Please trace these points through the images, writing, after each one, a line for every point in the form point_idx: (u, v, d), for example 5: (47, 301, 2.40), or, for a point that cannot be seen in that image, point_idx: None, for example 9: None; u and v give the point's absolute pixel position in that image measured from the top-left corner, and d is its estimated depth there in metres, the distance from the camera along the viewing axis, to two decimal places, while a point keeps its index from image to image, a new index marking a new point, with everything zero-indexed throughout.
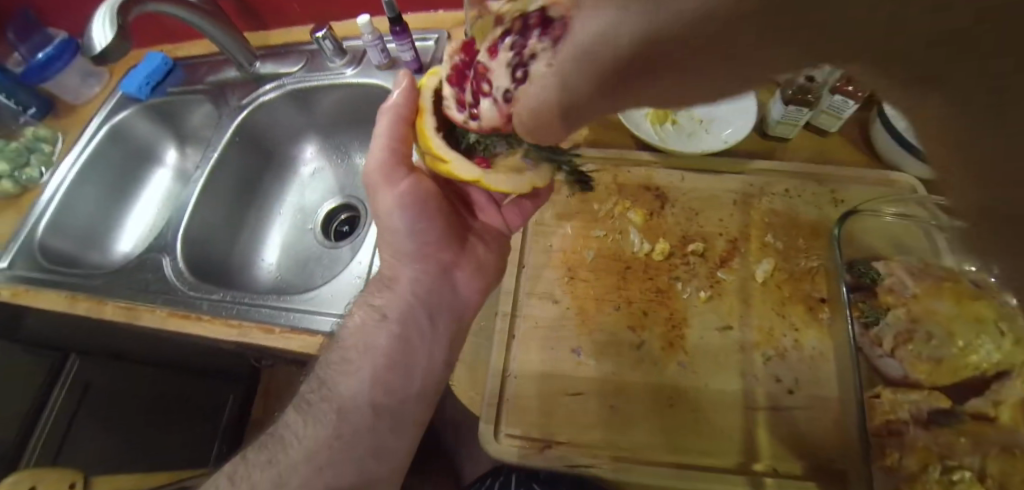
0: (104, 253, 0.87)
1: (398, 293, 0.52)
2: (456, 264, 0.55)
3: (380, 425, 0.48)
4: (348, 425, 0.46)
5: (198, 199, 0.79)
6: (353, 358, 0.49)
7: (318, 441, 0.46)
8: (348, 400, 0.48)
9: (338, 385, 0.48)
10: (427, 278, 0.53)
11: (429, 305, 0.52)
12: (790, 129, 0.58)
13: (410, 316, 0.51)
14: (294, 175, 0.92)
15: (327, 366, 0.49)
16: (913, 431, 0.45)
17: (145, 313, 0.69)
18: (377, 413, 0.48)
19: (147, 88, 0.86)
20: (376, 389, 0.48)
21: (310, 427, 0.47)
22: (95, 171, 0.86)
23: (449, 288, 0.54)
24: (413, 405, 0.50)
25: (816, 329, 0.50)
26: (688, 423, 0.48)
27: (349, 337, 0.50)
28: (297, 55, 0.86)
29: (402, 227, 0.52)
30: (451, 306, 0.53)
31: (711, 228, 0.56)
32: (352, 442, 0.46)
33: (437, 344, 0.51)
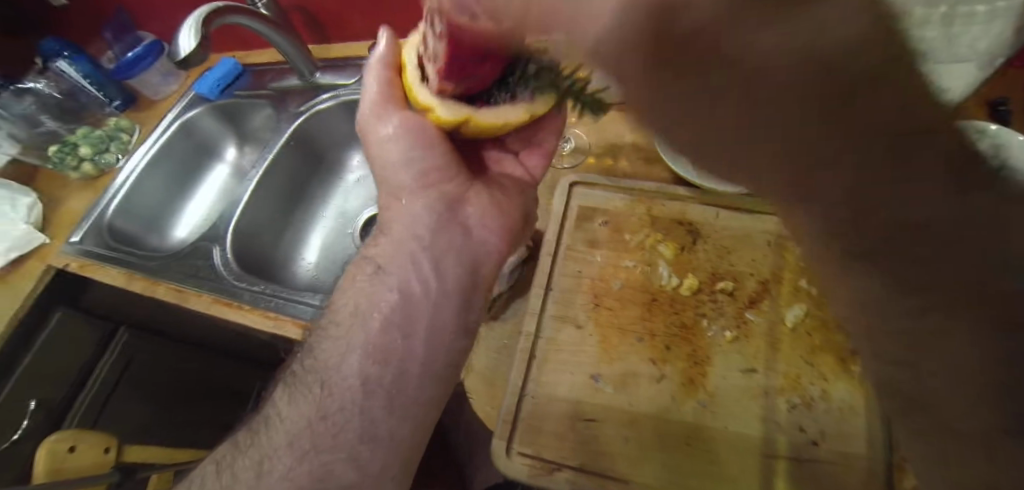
0: (163, 238, 0.93)
1: (395, 245, 0.52)
2: (466, 203, 0.54)
3: (367, 400, 0.46)
4: (334, 402, 0.46)
5: (252, 195, 0.86)
6: (342, 325, 0.50)
7: (305, 416, 0.47)
8: (335, 376, 0.47)
9: (327, 360, 0.48)
10: (429, 226, 0.52)
11: (426, 254, 0.51)
12: None
13: (403, 273, 0.51)
14: (340, 180, 0.96)
15: (319, 340, 0.50)
16: None
17: (194, 297, 0.74)
18: (366, 388, 0.46)
19: (217, 89, 0.93)
20: (364, 364, 0.47)
21: (298, 406, 0.48)
22: (164, 162, 0.94)
23: (456, 231, 0.52)
24: (413, 387, 0.48)
25: (847, 381, 0.49)
26: (702, 464, 0.47)
27: (343, 304, 0.51)
28: (354, 68, 0.91)
29: (405, 180, 0.53)
30: (456, 251, 0.52)
31: (743, 268, 0.55)
32: (335, 420, 0.46)
33: (428, 303, 0.50)
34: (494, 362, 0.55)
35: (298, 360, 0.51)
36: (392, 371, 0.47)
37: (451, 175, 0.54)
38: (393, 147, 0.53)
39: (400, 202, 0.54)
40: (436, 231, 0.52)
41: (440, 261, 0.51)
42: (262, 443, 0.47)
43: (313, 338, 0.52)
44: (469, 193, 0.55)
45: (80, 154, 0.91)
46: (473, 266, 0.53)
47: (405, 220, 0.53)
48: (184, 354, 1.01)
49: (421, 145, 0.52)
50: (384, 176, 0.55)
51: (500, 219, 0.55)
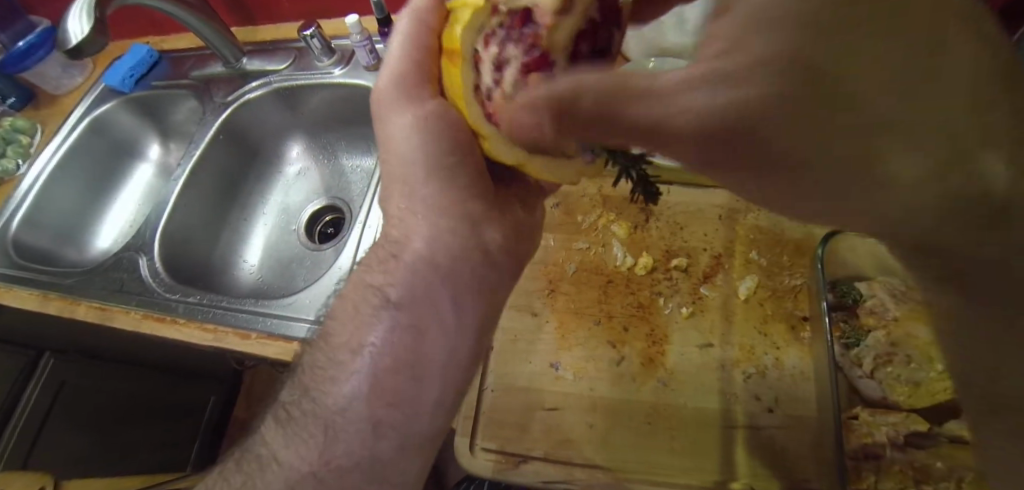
0: (82, 250, 0.84)
1: (405, 266, 0.44)
2: (486, 214, 0.46)
3: (376, 437, 0.39)
4: (341, 445, 0.39)
5: (180, 195, 0.78)
6: (344, 362, 0.41)
7: (300, 456, 0.39)
8: (337, 415, 0.40)
9: (326, 396, 0.41)
10: (449, 245, 0.44)
11: (444, 265, 0.44)
12: None
13: (417, 296, 0.43)
14: (279, 175, 0.90)
15: (318, 366, 0.43)
16: (891, 454, 0.42)
17: (119, 315, 0.67)
18: (377, 428, 0.39)
19: (130, 81, 0.85)
20: (372, 400, 0.40)
21: (294, 446, 0.40)
22: (74, 165, 0.84)
23: (474, 239, 0.45)
24: (425, 414, 0.41)
25: (797, 347, 0.50)
26: (668, 441, 0.47)
27: (342, 333, 0.43)
28: (286, 52, 0.84)
29: (420, 179, 0.45)
30: (473, 260, 0.45)
31: (696, 243, 0.55)
32: (337, 461, 0.39)
33: (437, 314, 0.43)
34: None
35: (292, 387, 0.44)
36: (408, 407, 0.40)
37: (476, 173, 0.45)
38: (406, 135, 0.44)
39: (411, 203, 0.46)
40: (450, 235, 0.44)
41: (456, 272, 0.44)
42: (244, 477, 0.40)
43: (310, 363, 0.44)
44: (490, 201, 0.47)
45: None
46: (489, 275, 0.46)
47: (417, 226, 0.45)
48: (124, 371, 0.93)
49: (445, 129, 0.42)
50: (399, 174, 0.46)
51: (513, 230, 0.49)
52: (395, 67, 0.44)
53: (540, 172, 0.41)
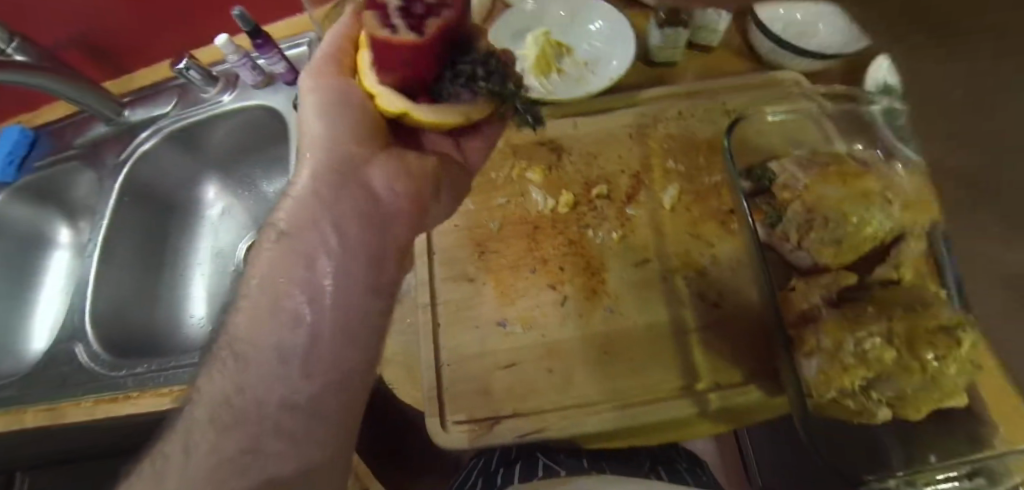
0: (18, 356, 0.80)
1: (299, 199, 0.43)
2: (368, 164, 0.43)
3: (285, 415, 0.39)
4: (253, 378, 0.39)
5: (99, 269, 0.75)
6: (252, 298, 0.41)
7: (210, 461, 0.36)
8: (253, 351, 0.40)
9: (239, 333, 0.40)
10: (333, 178, 0.43)
11: (332, 231, 0.43)
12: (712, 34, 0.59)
13: (312, 229, 0.42)
14: (201, 220, 0.86)
15: (218, 363, 0.40)
16: (826, 313, 0.42)
17: (71, 409, 0.64)
18: (282, 357, 0.39)
19: (12, 167, 0.80)
20: (280, 330, 0.40)
21: (208, 391, 0.39)
22: None
23: (360, 194, 0.43)
24: (338, 358, 0.40)
25: (730, 240, 0.52)
26: (626, 363, 0.48)
27: (254, 269, 0.42)
28: (167, 93, 0.80)
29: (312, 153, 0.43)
30: (363, 218, 0.43)
31: (613, 168, 0.56)
32: (251, 414, 0.38)
33: (335, 248, 0.42)
34: (404, 346, 0.53)
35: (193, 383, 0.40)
36: (323, 378, 0.40)
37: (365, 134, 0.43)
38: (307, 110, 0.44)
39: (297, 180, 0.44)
40: (334, 199, 0.43)
41: (344, 235, 0.43)
42: (162, 453, 0.38)
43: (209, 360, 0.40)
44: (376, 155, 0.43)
45: None
46: (383, 231, 0.44)
47: (303, 199, 0.43)
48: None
49: (339, 95, 0.42)
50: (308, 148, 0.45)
51: (412, 183, 0.44)
52: (315, 57, 0.44)
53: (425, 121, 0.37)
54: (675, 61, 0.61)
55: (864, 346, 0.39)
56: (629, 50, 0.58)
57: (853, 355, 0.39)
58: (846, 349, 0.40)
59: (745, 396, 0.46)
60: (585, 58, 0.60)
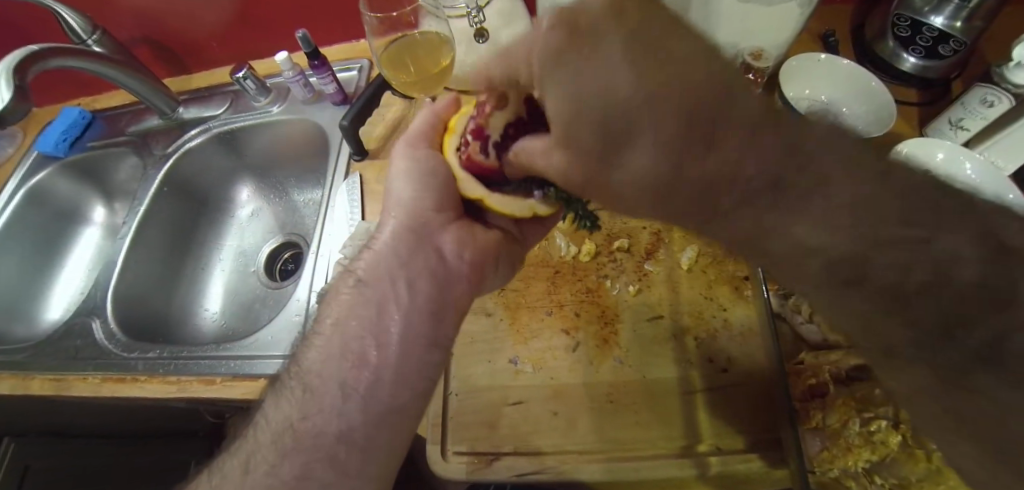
0: (31, 325, 0.81)
1: (376, 250, 0.45)
2: (442, 230, 0.46)
3: (340, 447, 0.37)
4: (313, 404, 0.38)
5: (130, 251, 0.77)
6: (322, 335, 0.42)
7: (271, 467, 0.37)
8: (314, 380, 0.39)
9: (307, 363, 0.41)
10: (407, 234, 0.45)
11: (404, 284, 0.42)
12: None
13: (382, 280, 0.43)
14: (232, 220, 0.90)
15: (285, 389, 0.40)
16: (834, 390, 0.44)
17: (77, 383, 0.65)
18: (342, 395, 0.38)
19: (64, 144, 0.84)
20: (340, 366, 0.39)
21: (277, 409, 0.40)
22: (14, 238, 0.82)
23: (431, 258, 0.44)
24: (386, 394, 0.39)
25: (743, 305, 0.53)
26: (631, 418, 0.49)
27: (325, 308, 0.44)
28: (221, 96, 0.85)
29: (398, 212, 0.46)
30: (431, 277, 0.43)
31: (635, 223, 0.59)
32: (305, 437, 0.37)
33: (397, 295, 0.42)
34: None
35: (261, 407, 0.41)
36: (378, 419, 0.38)
37: (447, 203, 0.46)
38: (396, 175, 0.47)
39: (380, 238, 0.45)
40: (408, 256, 0.44)
41: (415, 291, 0.42)
42: (240, 452, 0.39)
43: (278, 384, 0.41)
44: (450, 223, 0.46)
45: None
46: (446, 290, 0.44)
47: (382, 254, 0.44)
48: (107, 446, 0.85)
49: (429, 165, 0.46)
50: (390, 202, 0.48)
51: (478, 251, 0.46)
52: (413, 128, 0.50)
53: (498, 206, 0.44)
54: None
55: (871, 427, 0.40)
56: None
57: (858, 435, 0.40)
58: (850, 428, 0.41)
59: (747, 464, 0.46)
60: None
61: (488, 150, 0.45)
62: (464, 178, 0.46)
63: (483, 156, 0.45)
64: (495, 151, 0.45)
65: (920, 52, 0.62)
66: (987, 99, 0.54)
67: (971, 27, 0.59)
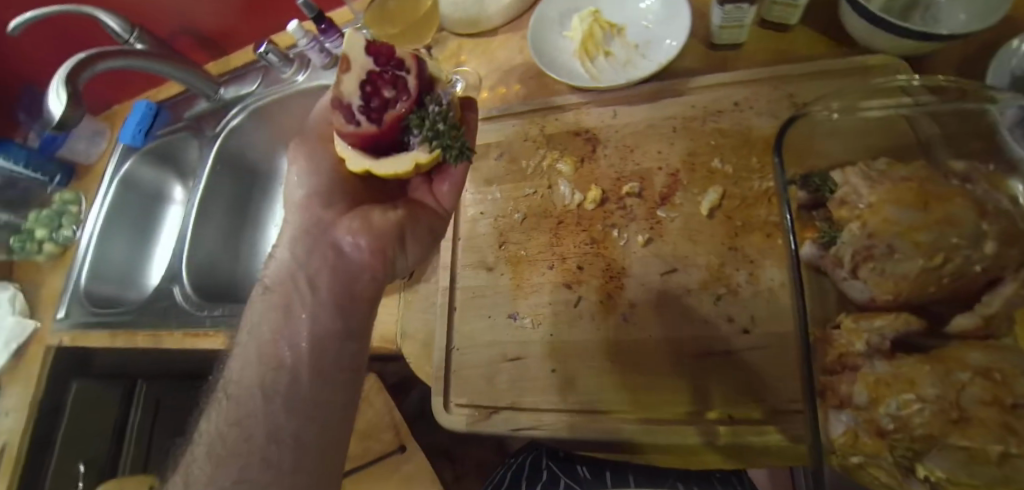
0: (140, 290, 0.96)
1: (280, 262, 0.49)
2: (335, 225, 0.49)
3: (271, 447, 0.40)
4: (241, 405, 0.42)
5: (196, 227, 0.86)
6: (244, 343, 0.46)
7: (207, 480, 0.40)
8: (239, 385, 0.44)
9: (232, 373, 0.45)
10: (304, 241, 0.49)
11: (305, 284, 0.47)
12: (790, 12, 0.51)
13: (286, 283, 0.47)
14: (279, 187, 0.96)
15: (215, 404, 0.45)
16: (870, 364, 0.36)
17: (166, 336, 0.77)
18: (265, 393, 0.42)
19: (140, 135, 0.93)
20: (261, 368, 0.44)
21: (213, 422, 0.43)
22: (117, 218, 0.95)
23: (327, 254, 0.48)
24: (304, 378, 0.43)
25: (773, 258, 0.46)
26: (632, 384, 0.46)
27: (245, 323, 0.48)
28: (254, 73, 0.89)
29: (292, 222, 0.50)
30: (330, 271, 0.47)
31: (649, 164, 0.52)
32: (247, 428, 0.41)
33: (302, 297, 0.46)
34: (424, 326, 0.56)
35: (195, 432, 0.45)
36: (304, 413, 0.41)
37: (332, 198, 0.50)
38: (293, 185, 0.51)
39: (280, 252, 0.50)
40: (306, 256, 0.48)
41: (318, 287, 0.47)
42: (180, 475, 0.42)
43: (209, 406, 0.46)
44: (341, 217, 0.49)
45: (37, 236, 0.91)
46: (350, 280, 0.47)
47: (285, 266, 0.48)
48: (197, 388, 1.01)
49: (308, 175, 0.51)
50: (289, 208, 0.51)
51: (375, 237, 0.48)
52: (304, 134, 0.53)
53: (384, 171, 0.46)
54: (743, 42, 0.54)
55: (905, 411, 0.33)
56: (685, 25, 0.53)
57: (889, 419, 0.33)
58: (880, 408, 0.34)
59: (764, 437, 0.41)
60: (636, 41, 0.57)
61: (359, 122, 0.44)
62: (353, 152, 0.46)
63: (353, 126, 0.45)
64: (365, 119, 0.44)
65: None
66: None
67: None
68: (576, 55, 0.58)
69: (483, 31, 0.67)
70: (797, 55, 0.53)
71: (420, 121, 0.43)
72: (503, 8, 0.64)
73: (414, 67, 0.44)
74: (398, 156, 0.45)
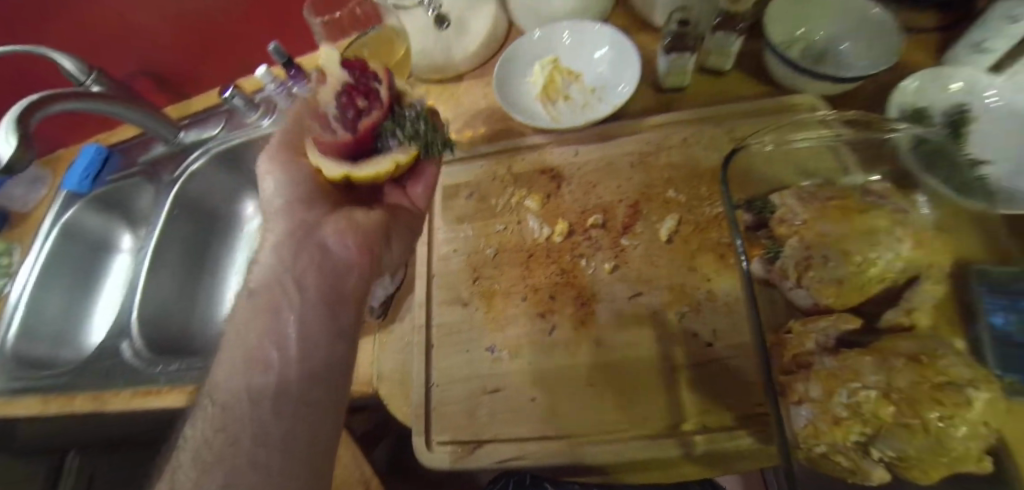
0: (77, 349, 0.88)
1: (263, 266, 0.50)
2: (322, 226, 0.50)
3: (258, 450, 0.39)
4: (228, 413, 0.42)
5: (149, 277, 0.81)
6: (227, 350, 0.46)
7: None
8: (225, 392, 0.43)
9: (216, 382, 0.44)
10: (290, 242, 0.50)
11: (292, 285, 0.47)
12: (726, 59, 0.60)
13: (271, 285, 0.48)
14: (241, 234, 0.94)
15: (200, 409, 0.44)
16: (819, 360, 0.40)
17: (110, 395, 0.70)
18: (253, 397, 0.42)
19: (87, 181, 0.89)
20: (248, 372, 0.43)
21: (196, 433, 0.42)
22: (56, 269, 0.88)
23: (314, 252, 0.49)
24: (294, 378, 0.43)
25: (729, 274, 0.50)
26: (613, 403, 0.47)
27: (228, 329, 0.48)
28: (217, 117, 0.89)
29: (275, 226, 0.51)
30: (317, 270, 0.48)
31: (610, 197, 0.56)
32: (233, 438, 0.40)
33: (288, 298, 0.47)
34: (401, 363, 0.55)
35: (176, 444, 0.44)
36: (293, 413, 0.41)
37: (318, 199, 0.52)
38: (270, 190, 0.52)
39: (264, 254, 0.50)
40: (292, 257, 0.49)
41: (305, 286, 0.47)
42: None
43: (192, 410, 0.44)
44: (328, 218, 0.51)
45: None
46: (337, 281, 0.48)
47: (269, 267, 0.49)
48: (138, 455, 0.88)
49: (290, 180, 0.52)
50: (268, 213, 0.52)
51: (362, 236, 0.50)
52: (269, 144, 0.54)
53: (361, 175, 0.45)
54: (685, 86, 0.62)
55: (857, 398, 0.37)
56: (635, 73, 0.60)
57: (843, 406, 0.37)
58: (836, 401, 0.37)
59: (736, 441, 0.43)
60: (592, 86, 0.64)
61: (337, 129, 0.46)
62: (328, 160, 0.46)
63: (331, 136, 0.46)
64: (343, 126, 0.45)
65: None
66: (1012, 15, 0.48)
67: None
68: (538, 98, 0.64)
69: (449, 79, 0.72)
70: (729, 97, 0.61)
71: (400, 122, 0.46)
72: (468, 59, 0.70)
73: (386, 79, 0.46)
74: (376, 157, 0.46)
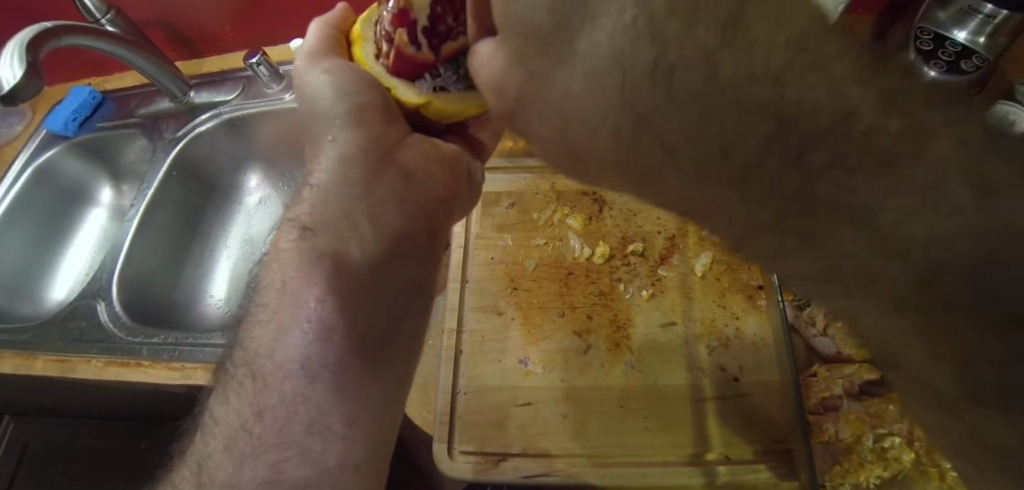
0: (34, 303, 0.81)
1: (322, 196, 0.44)
2: (402, 148, 0.48)
3: (312, 439, 0.37)
4: (272, 393, 0.38)
5: (135, 238, 0.77)
6: (269, 303, 0.41)
7: (228, 477, 0.36)
8: (271, 361, 0.39)
9: (258, 344, 0.40)
10: (359, 167, 0.45)
11: (366, 221, 0.43)
12: None
13: (336, 220, 0.43)
14: (238, 206, 0.89)
15: (233, 383, 0.40)
16: (847, 404, 0.44)
17: (80, 364, 0.63)
18: (308, 370, 0.38)
19: (73, 124, 0.83)
20: (305, 334, 0.39)
21: (234, 403, 0.39)
22: (21, 213, 0.81)
23: (396, 180, 0.46)
24: (362, 339, 0.40)
25: (756, 315, 0.53)
26: (644, 425, 0.48)
27: (274, 267, 0.43)
28: (232, 82, 0.83)
29: (341, 141, 0.46)
30: (398, 201, 0.45)
31: (649, 227, 0.58)
32: (284, 423, 0.37)
33: (359, 237, 0.43)
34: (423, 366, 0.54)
35: (207, 415, 0.41)
36: (357, 395, 0.38)
37: (393, 118, 0.48)
38: (327, 105, 0.47)
39: (317, 179, 0.45)
40: (368, 182, 0.45)
41: (379, 220, 0.44)
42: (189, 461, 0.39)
43: (223, 380, 0.41)
44: (405, 141, 0.48)
45: None
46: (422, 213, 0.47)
47: (333, 195, 0.44)
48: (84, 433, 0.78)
49: (358, 83, 0.46)
50: (325, 128, 0.47)
51: (443, 169, 0.49)
52: (312, 49, 0.50)
53: (445, 107, 0.45)
54: None
55: (884, 444, 0.42)
56: None
57: (869, 451, 0.42)
58: (864, 444, 0.42)
59: (755, 475, 0.46)
60: None
61: (419, 45, 0.43)
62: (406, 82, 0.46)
63: (414, 49, 0.43)
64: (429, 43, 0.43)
65: (943, 67, 0.56)
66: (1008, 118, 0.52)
67: (997, 44, 0.54)
68: None
69: None
70: None
71: None
72: None
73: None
74: (458, 90, 0.45)
